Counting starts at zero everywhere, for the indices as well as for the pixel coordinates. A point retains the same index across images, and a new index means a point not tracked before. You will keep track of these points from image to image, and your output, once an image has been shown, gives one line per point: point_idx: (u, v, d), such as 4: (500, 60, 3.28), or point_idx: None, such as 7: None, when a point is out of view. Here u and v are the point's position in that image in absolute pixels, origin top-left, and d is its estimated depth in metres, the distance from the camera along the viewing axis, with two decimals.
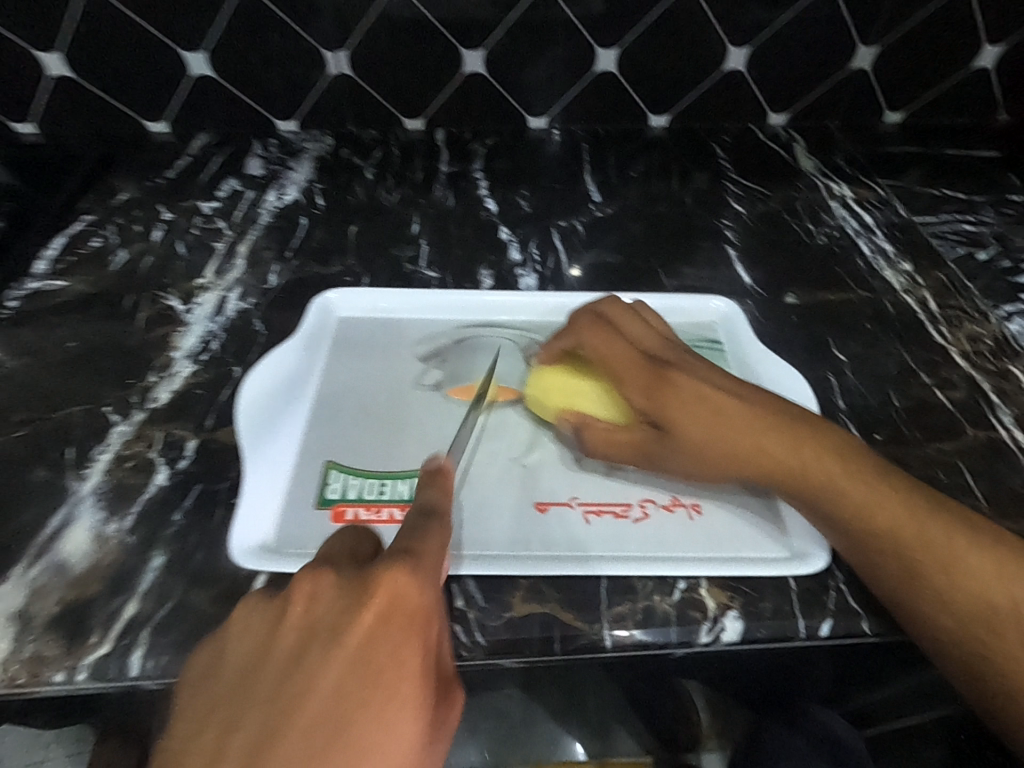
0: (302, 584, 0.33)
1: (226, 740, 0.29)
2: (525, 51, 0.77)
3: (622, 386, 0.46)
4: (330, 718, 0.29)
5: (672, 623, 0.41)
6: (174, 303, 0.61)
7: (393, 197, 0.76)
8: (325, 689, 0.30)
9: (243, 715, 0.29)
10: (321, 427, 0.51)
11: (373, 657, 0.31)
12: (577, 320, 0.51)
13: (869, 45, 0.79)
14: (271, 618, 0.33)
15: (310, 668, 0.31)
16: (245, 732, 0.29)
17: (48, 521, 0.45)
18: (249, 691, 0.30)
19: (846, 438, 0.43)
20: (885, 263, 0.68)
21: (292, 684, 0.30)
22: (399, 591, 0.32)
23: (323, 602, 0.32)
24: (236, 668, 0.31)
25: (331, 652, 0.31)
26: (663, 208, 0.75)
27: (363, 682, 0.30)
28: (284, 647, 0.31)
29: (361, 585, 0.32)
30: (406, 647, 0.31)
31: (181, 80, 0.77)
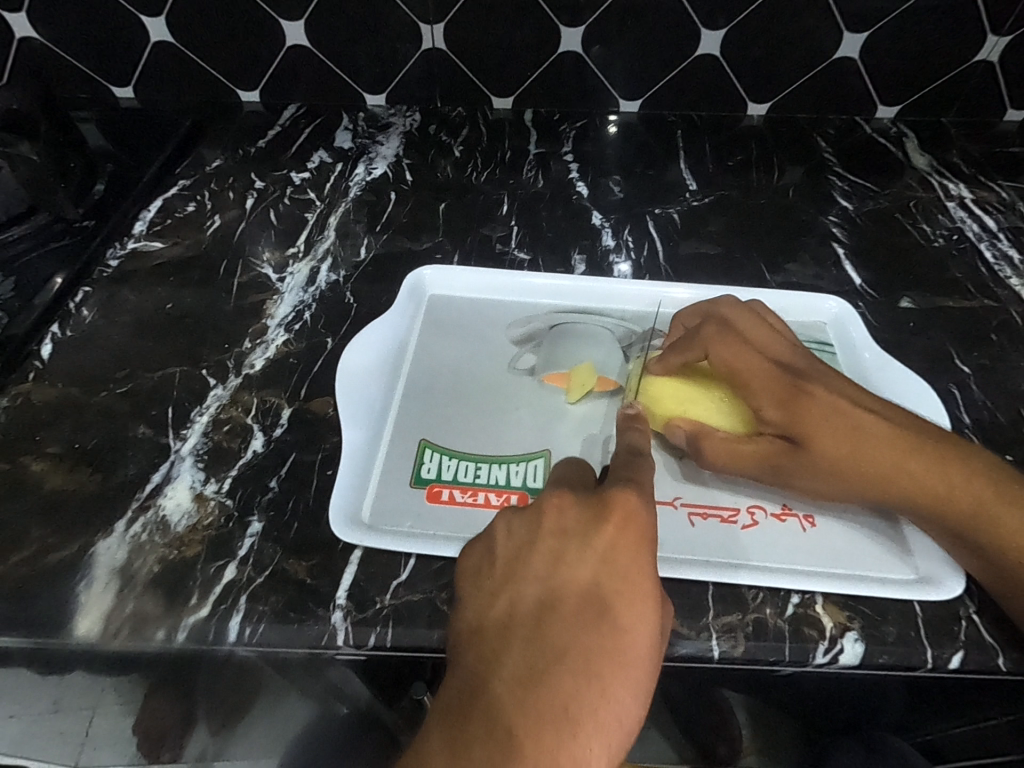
0: (547, 500, 0.36)
1: (507, 617, 0.33)
2: (625, 30, 0.74)
3: (752, 399, 0.43)
4: (591, 607, 0.32)
5: (787, 639, 0.38)
6: (267, 271, 0.61)
7: (481, 176, 0.74)
8: (582, 582, 0.33)
9: (516, 603, 0.33)
10: (416, 404, 0.50)
11: (620, 559, 0.33)
12: (701, 330, 0.46)
13: (1000, 35, 0.73)
14: (524, 527, 0.35)
15: (566, 568, 0.33)
16: (522, 609, 0.33)
17: (149, 478, 0.45)
18: (514, 586, 0.34)
19: (990, 463, 0.40)
20: (1011, 271, 0.63)
21: (553, 577, 0.33)
22: (633, 507, 0.34)
23: (568, 516, 0.35)
24: (500, 562, 0.35)
25: (583, 552, 0.33)
26: (763, 200, 0.72)
27: (614, 580, 0.33)
28: (539, 548, 0.34)
29: (600, 501, 0.35)
30: (646, 554, 0.33)
31: (276, 50, 0.77)
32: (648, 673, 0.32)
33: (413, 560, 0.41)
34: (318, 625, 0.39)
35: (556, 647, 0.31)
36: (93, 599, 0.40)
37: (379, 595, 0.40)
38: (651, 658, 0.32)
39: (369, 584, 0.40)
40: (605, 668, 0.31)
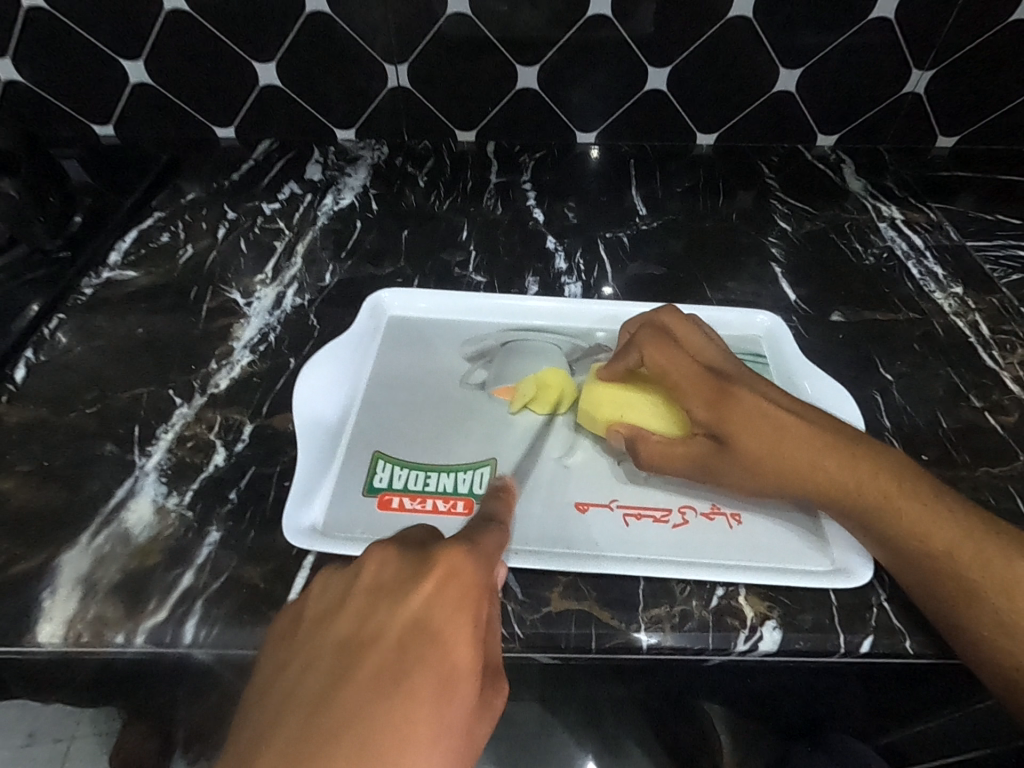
0: (373, 555, 0.38)
1: (297, 686, 0.32)
2: (577, 69, 0.79)
3: (684, 400, 0.46)
4: (388, 682, 0.32)
5: (710, 629, 0.41)
6: (235, 296, 0.65)
7: (444, 204, 0.78)
8: (385, 647, 0.33)
9: (314, 664, 0.33)
10: (371, 418, 0.53)
11: (429, 625, 0.34)
12: (638, 334, 0.50)
13: (923, 70, 0.79)
14: (343, 585, 0.37)
15: (376, 624, 0.34)
16: (316, 676, 0.32)
17: (114, 492, 0.48)
18: (317, 646, 0.34)
19: (901, 460, 0.43)
20: (936, 286, 0.67)
21: (360, 638, 0.34)
22: (455, 564, 0.36)
23: (388, 570, 0.36)
24: (314, 620, 0.36)
25: (393, 612, 0.34)
26: (708, 223, 0.76)
27: (419, 643, 0.33)
28: (350, 609, 0.35)
29: (425, 560, 0.36)
30: (457, 619, 0.34)
31: (250, 89, 0.82)
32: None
33: None
34: (269, 627, 0.41)
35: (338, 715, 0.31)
36: (55, 607, 0.42)
37: None
38: (452, 751, 0.31)
39: None
40: (387, 747, 0.30)
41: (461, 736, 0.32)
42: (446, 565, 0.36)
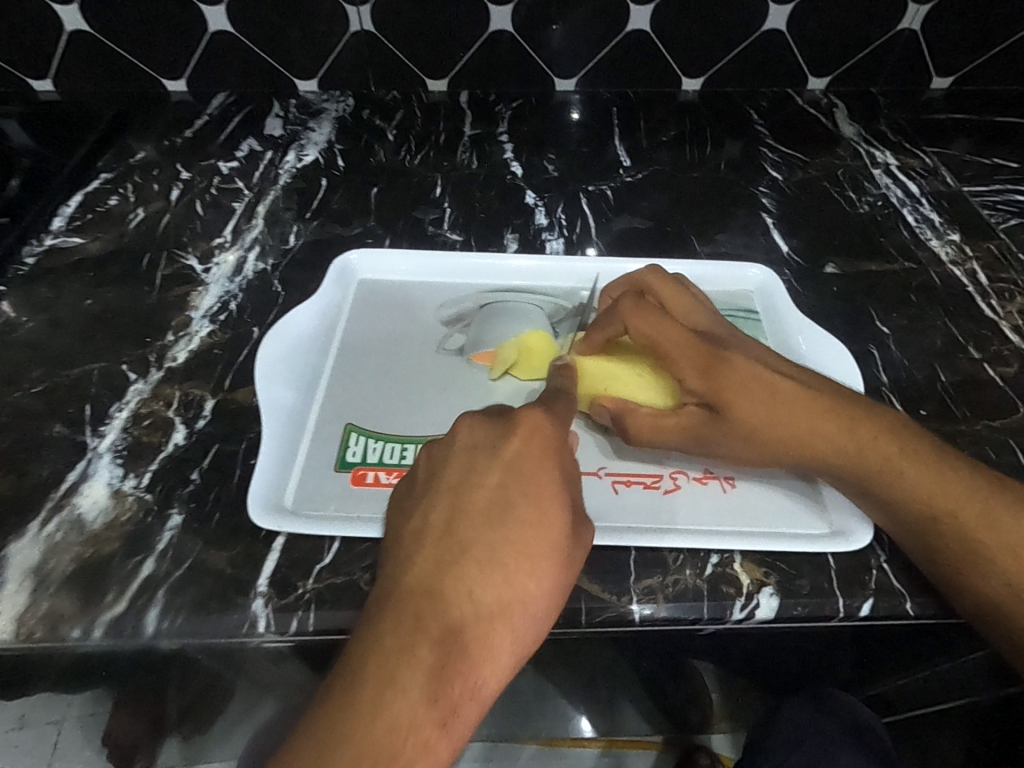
0: (462, 423, 0.39)
1: (423, 523, 0.36)
2: (554, 7, 0.73)
3: (675, 369, 0.43)
4: (502, 514, 0.35)
5: (705, 598, 0.39)
6: (192, 263, 0.60)
7: (415, 159, 0.73)
8: (490, 486, 0.36)
9: (428, 509, 0.36)
10: (341, 389, 0.50)
11: (526, 467, 0.37)
12: (620, 302, 0.45)
13: (920, 3, 0.74)
14: (439, 446, 0.39)
15: (478, 474, 0.37)
16: (439, 510, 0.36)
17: (65, 476, 0.44)
18: (427, 495, 0.37)
19: (902, 422, 0.41)
20: (932, 234, 0.65)
21: (466, 482, 0.37)
22: (539, 420, 0.38)
23: (480, 430, 0.38)
24: (419, 477, 0.39)
25: (491, 463, 0.37)
26: (696, 174, 0.72)
27: (518, 486, 0.36)
28: (454, 459, 0.38)
29: (511, 420, 0.38)
30: (548, 461, 0.37)
31: (198, 35, 0.75)
32: (553, 577, 0.35)
33: (336, 544, 0.41)
34: (238, 614, 0.38)
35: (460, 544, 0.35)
36: (4, 601, 0.39)
37: (302, 580, 0.40)
38: (557, 564, 0.36)
39: (292, 569, 0.40)
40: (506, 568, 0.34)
41: (565, 548, 0.36)
42: (530, 424, 0.38)
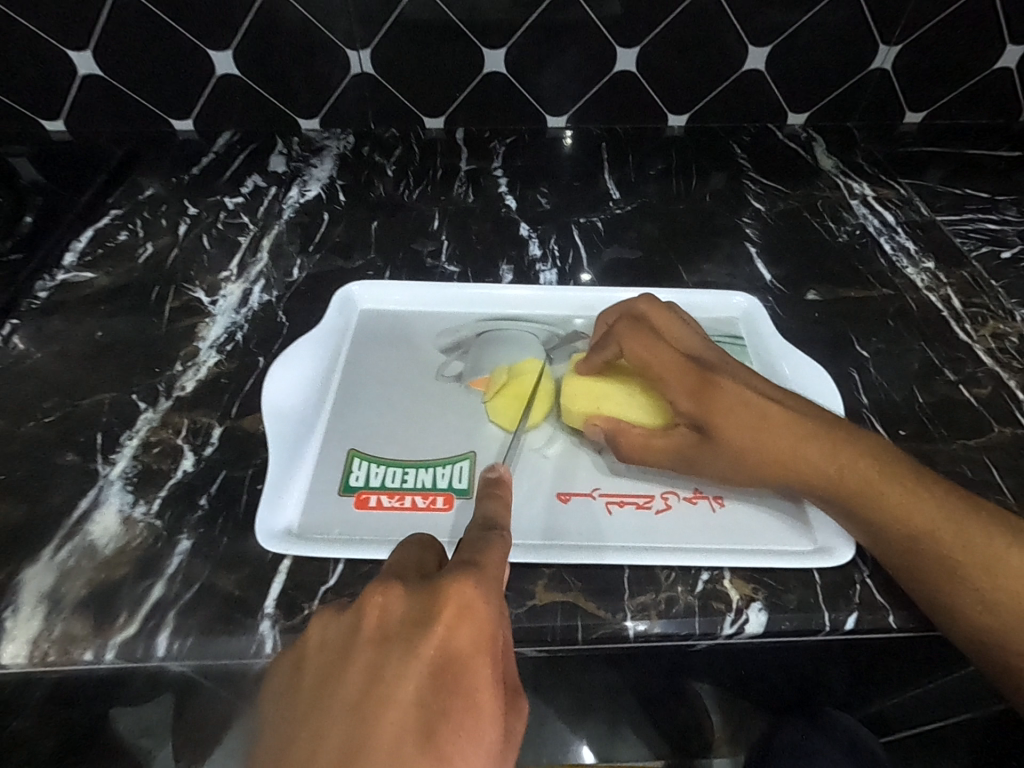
0: (373, 597, 0.35)
1: (314, 759, 0.29)
2: (546, 51, 0.77)
3: (666, 390, 0.45)
4: (430, 686, 0.31)
5: (696, 614, 0.41)
6: (199, 295, 0.62)
7: (414, 194, 0.76)
8: (398, 702, 0.30)
9: (324, 729, 0.30)
10: (345, 416, 0.51)
11: (449, 666, 0.32)
12: (615, 326, 0.49)
13: (890, 45, 0.78)
14: (343, 634, 0.34)
15: (392, 672, 0.31)
16: (332, 746, 0.29)
17: (77, 504, 0.45)
18: (322, 708, 0.31)
19: (881, 443, 0.43)
20: (908, 262, 0.68)
21: (372, 694, 0.31)
22: (467, 600, 0.33)
23: (394, 615, 0.33)
24: (313, 680, 0.32)
25: (406, 660, 0.32)
26: (682, 205, 0.75)
27: (437, 687, 0.31)
28: (357, 664, 0.32)
29: (431, 600, 0.33)
30: (474, 661, 0.32)
31: (206, 78, 0.78)
32: None
33: (340, 566, 0.43)
34: (246, 636, 0.40)
35: None
36: (18, 626, 0.40)
37: (307, 601, 0.41)
38: None
39: (297, 591, 0.41)
40: None
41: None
42: (456, 606, 0.33)
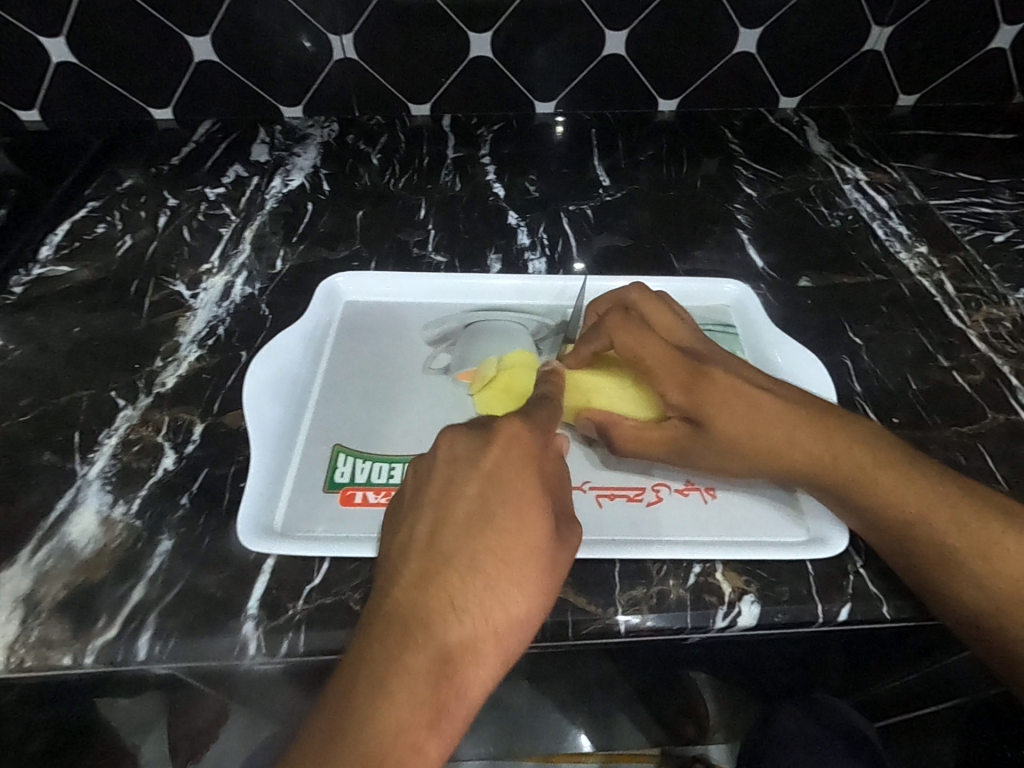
0: (441, 437, 0.40)
1: (408, 538, 0.36)
2: (533, 34, 0.76)
3: (657, 383, 0.44)
4: (492, 490, 0.37)
5: (688, 608, 0.40)
6: (180, 288, 0.61)
7: (400, 182, 0.75)
8: (469, 500, 0.37)
9: (410, 527, 0.37)
10: (329, 411, 0.50)
11: (505, 478, 0.37)
12: (606, 319, 0.48)
13: (883, 26, 0.77)
14: (421, 462, 0.40)
15: (460, 483, 0.37)
16: (420, 529, 0.36)
17: (54, 505, 0.44)
18: (409, 512, 0.37)
19: (875, 432, 0.43)
20: (901, 247, 0.67)
21: (445, 496, 0.37)
22: (516, 432, 0.39)
23: (459, 445, 0.39)
24: (400, 498, 0.39)
25: (471, 474, 0.37)
26: (674, 192, 0.74)
27: (497, 492, 0.37)
28: (433, 477, 0.38)
29: (488, 432, 0.39)
30: (527, 474, 0.38)
31: (184, 66, 0.76)
32: (538, 579, 0.35)
33: (325, 564, 0.42)
34: (228, 637, 0.39)
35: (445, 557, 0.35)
36: None
37: (291, 601, 0.40)
38: (539, 565, 0.36)
39: (281, 591, 0.40)
40: (489, 579, 0.34)
41: (543, 557, 0.36)
42: (507, 436, 0.39)
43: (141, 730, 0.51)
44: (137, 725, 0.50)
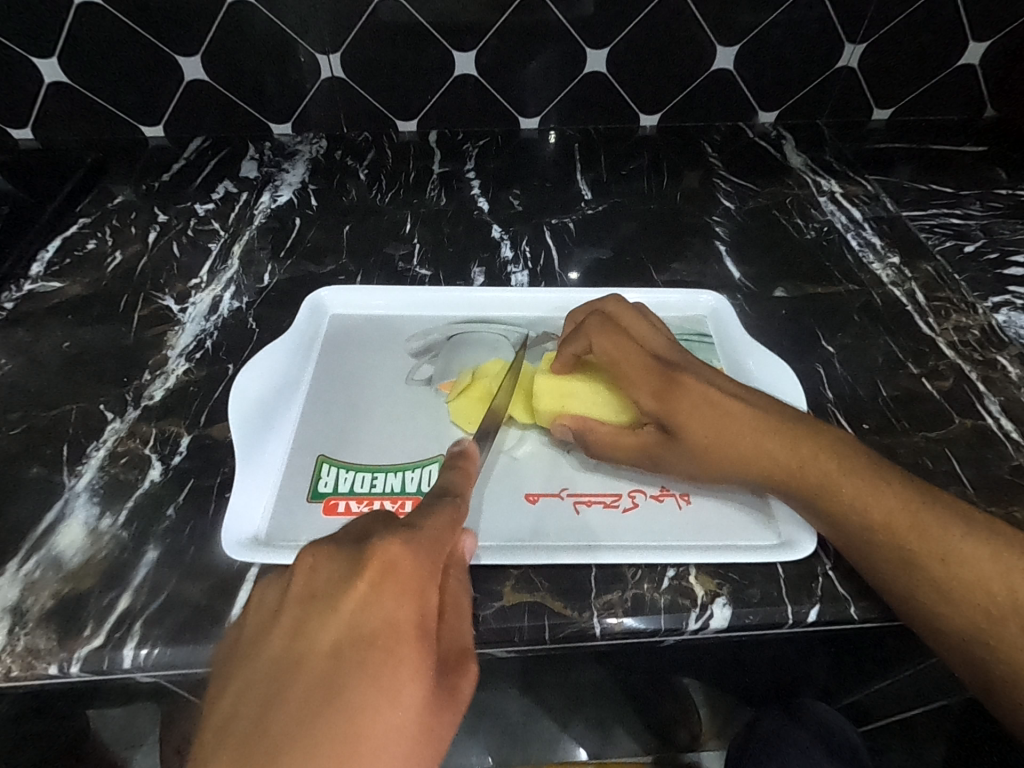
0: (304, 560, 0.36)
1: (235, 704, 0.30)
2: (516, 53, 0.78)
3: (632, 389, 0.46)
4: (350, 641, 0.32)
5: (662, 611, 0.41)
6: (169, 303, 0.62)
7: (386, 197, 0.76)
8: (324, 653, 0.32)
9: (245, 686, 0.31)
10: (314, 423, 0.52)
11: (370, 622, 0.32)
12: (586, 322, 0.49)
13: (856, 43, 0.80)
14: (276, 596, 0.35)
15: (314, 629, 0.33)
16: (255, 692, 0.31)
17: (42, 517, 0.45)
18: (247, 665, 0.32)
19: (842, 438, 0.44)
20: (874, 257, 0.69)
21: (295, 645, 0.32)
22: (393, 558, 0.34)
23: (320, 575, 0.35)
24: (244, 640, 0.34)
25: (329, 616, 0.33)
26: (654, 205, 0.76)
27: (357, 642, 0.32)
28: (284, 622, 0.33)
29: (358, 559, 0.34)
30: (399, 612, 0.33)
31: (175, 85, 0.78)
32: (402, 758, 0.30)
33: None
34: (212, 645, 0.40)
35: (277, 732, 0.29)
36: None
37: None
38: (407, 735, 0.31)
39: None
40: (335, 760, 0.29)
41: (412, 730, 0.31)
42: (381, 563, 0.34)
43: (131, 739, 0.52)
44: (129, 732, 0.51)
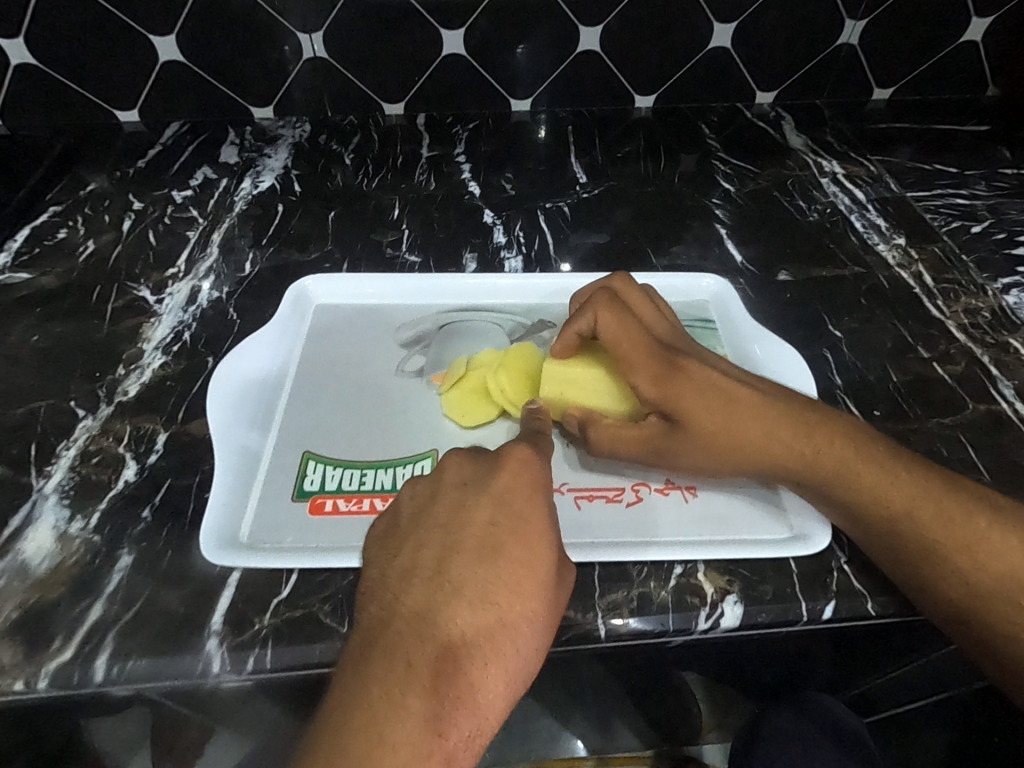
0: (449, 462, 0.39)
1: (413, 564, 0.35)
2: (507, 30, 0.74)
3: (631, 373, 0.43)
4: (501, 516, 0.36)
5: (669, 610, 0.39)
6: (144, 294, 0.59)
7: (373, 182, 0.73)
8: (479, 526, 0.35)
9: (418, 549, 0.35)
10: (298, 417, 0.49)
11: (513, 502, 0.36)
12: (593, 297, 0.46)
13: (857, 19, 0.77)
14: (430, 484, 0.39)
15: (469, 507, 0.36)
16: (428, 554, 0.35)
17: (8, 521, 0.42)
18: (418, 534, 0.36)
19: (856, 426, 0.42)
20: (879, 238, 0.67)
21: (453, 522, 0.36)
22: (525, 456, 0.38)
23: (466, 470, 0.38)
24: (406, 520, 0.38)
25: (479, 499, 0.36)
26: (651, 188, 0.73)
27: (506, 517, 0.36)
28: (442, 500, 0.37)
29: (498, 455, 0.38)
30: (534, 500, 0.36)
31: (149, 66, 0.74)
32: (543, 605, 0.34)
33: (294, 575, 0.40)
34: (191, 655, 0.37)
35: (452, 581, 0.33)
36: None
37: (258, 615, 0.38)
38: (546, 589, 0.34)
39: (247, 605, 0.39)
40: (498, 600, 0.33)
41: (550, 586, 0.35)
42: (516, 460, 0.38)
43: (110, 751, 0.49)
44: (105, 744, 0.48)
